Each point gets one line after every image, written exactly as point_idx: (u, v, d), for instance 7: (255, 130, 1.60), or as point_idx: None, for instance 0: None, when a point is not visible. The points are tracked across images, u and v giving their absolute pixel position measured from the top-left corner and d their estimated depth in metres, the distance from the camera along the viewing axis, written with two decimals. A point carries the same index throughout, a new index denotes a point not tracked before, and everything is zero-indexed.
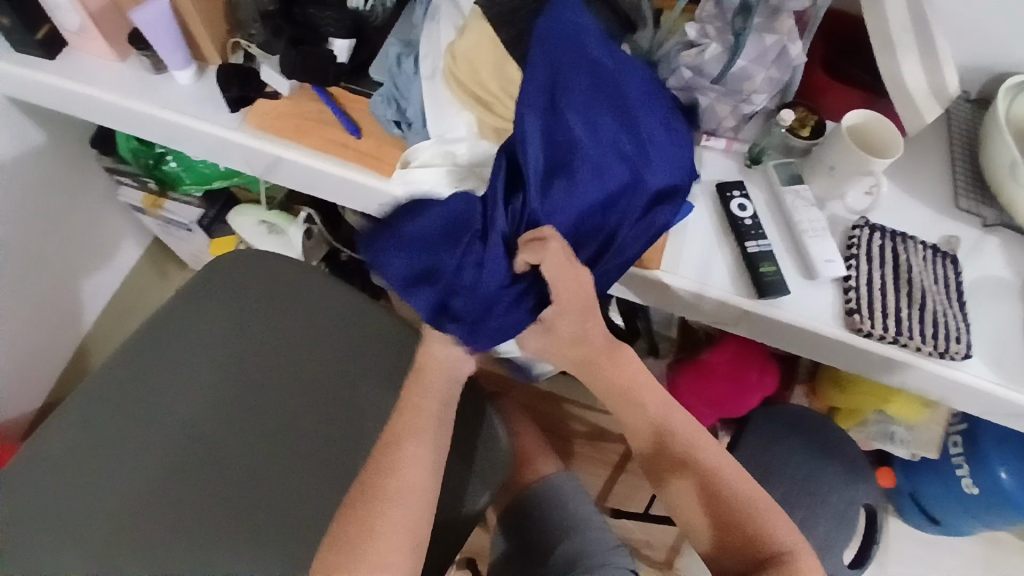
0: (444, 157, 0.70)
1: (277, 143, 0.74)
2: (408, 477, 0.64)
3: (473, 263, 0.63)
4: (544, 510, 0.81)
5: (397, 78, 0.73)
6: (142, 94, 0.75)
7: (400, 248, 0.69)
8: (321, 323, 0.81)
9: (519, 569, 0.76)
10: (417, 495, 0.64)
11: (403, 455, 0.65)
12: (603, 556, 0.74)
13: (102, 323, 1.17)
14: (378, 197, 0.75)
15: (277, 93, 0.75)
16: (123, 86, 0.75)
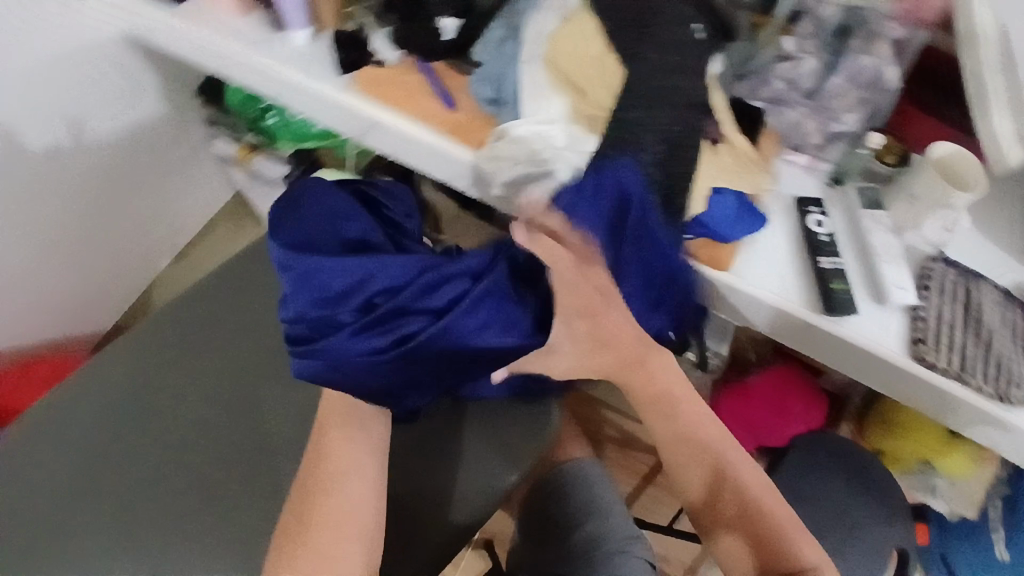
0: (533, 136, 0.71)
1: (376, 107, 0.77)
2: (338, 499, 0.64)
3: (345, 329, 0.65)
4: (569, 490, 0.82)
5: (498, 59, 0.75)
6: (259, 47, 0.80)
7: (307, 273, 0.66)
8: None
9: (539, 545, 0.79)
10: (356, 514, 0.64)
11: (328, 470, 0.66)
12: (622, 544, 0.75)
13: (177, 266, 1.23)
14: (464, 170, 0.76)
15: (383, 61, 0.79)
16: (243, 38, 0.81)
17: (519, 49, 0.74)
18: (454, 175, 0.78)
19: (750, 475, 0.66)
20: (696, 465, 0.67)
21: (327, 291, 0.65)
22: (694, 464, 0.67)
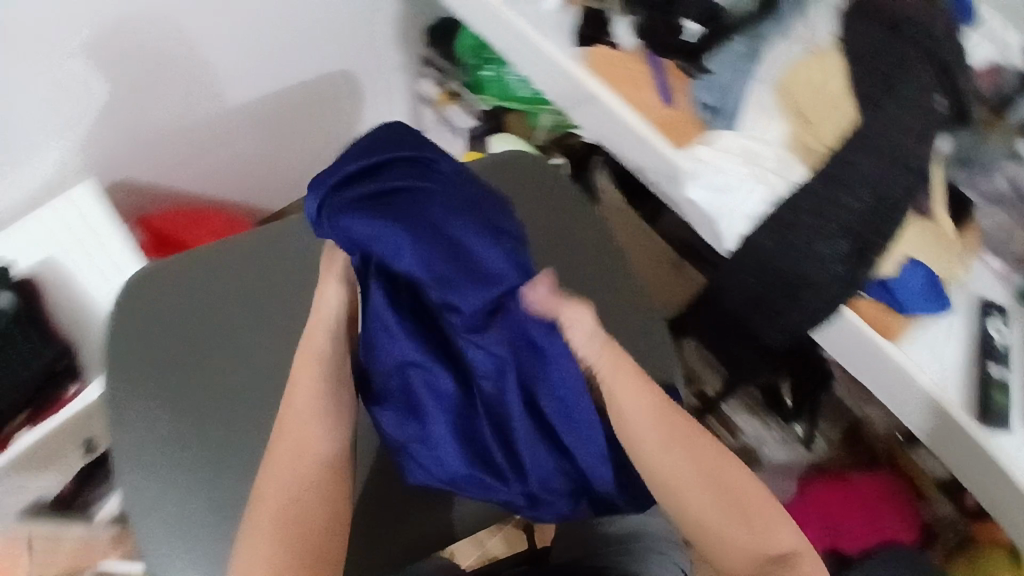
0: (744, 152, 0.71)
1: (594, 81, 0.77)
2: (320, 483, 0.54)
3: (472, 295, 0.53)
4: None
5: (731, 72, 0.73)
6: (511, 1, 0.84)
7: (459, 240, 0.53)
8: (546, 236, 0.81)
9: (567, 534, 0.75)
10: (313, 499, 0.54)
11: (284, 445, 0.55)
12: (659, 543, 0.71)
13: None
14: (658, 164, 0.75)
15: (618, 45, 0.79)
16: None
17: (756, 69, 0.73)
18: (645, 167, 0.77)
19: (742, 480, 0.55)
20: (697, 477, 0.54)
21: (387, 324, 0.57)
22: (682, 470, 0.54)
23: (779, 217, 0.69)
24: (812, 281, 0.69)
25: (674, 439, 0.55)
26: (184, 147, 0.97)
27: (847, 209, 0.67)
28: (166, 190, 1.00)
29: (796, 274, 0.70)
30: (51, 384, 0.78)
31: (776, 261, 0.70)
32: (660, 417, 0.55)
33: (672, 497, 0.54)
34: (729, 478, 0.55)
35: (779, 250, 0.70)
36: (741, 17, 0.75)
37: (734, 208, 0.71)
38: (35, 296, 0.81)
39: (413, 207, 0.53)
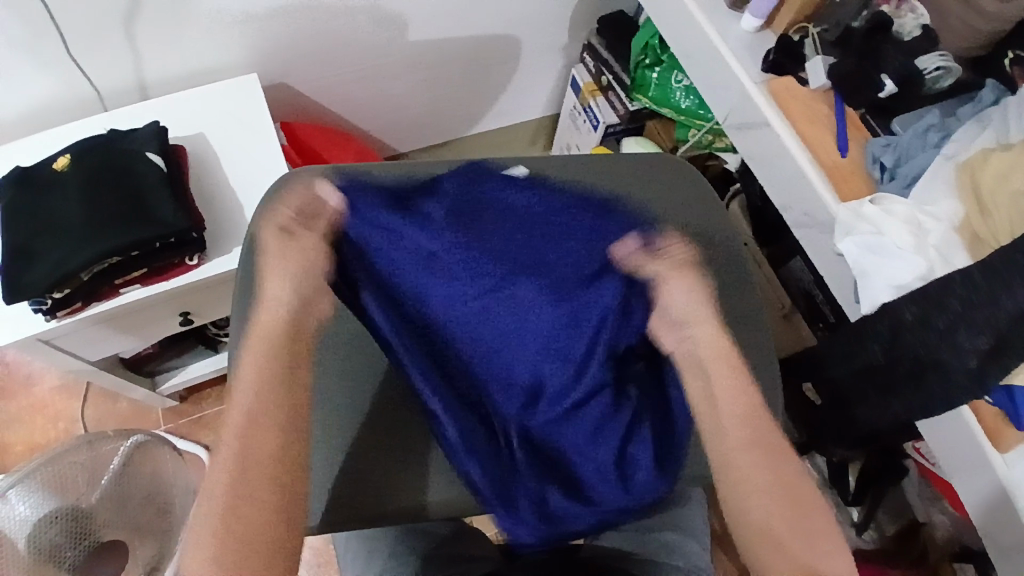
0: (908, 221, 0.69)
1: (774, 112, 0.79)
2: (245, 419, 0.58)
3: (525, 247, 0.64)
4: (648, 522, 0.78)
5: (914, 138, 0.72)
6: (712, 16, 0.86)
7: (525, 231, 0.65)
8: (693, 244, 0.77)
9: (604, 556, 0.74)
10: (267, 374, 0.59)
11: (275, 321, 0.62)
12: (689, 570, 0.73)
13: (475, 138, 1.30)
14: (815, 208, 0.76)
15: (805, 82, 0.80)
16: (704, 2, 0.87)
17: (943, 144, 0.70)
18: (800, 207, 0.79)
19: (787, 490, 0.60)
20: (763, 470, 0.60)
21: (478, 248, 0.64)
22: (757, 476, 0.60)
23: (927, 289, 0.64)
24: (944, 367, 0.64)
25: (746, 415, 0.63)
26: (348, 72, 1.02)
27: (1003, 307, 0.58)
28: (319, 104, 1.06)
29: (923, 354, 0.66)
30: (174, 251, 0.79)
31: (910, 337, 0.66)
32: (744, 397, 0.64)
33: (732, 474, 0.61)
34: (789, 480, 0.60)
35: (919, 327, 0.65)
36: (931, 94, 0.74)
37: (881, 275, 0.69)
38: (181, 162, 0.84)
39: (512, 213, 0.63)
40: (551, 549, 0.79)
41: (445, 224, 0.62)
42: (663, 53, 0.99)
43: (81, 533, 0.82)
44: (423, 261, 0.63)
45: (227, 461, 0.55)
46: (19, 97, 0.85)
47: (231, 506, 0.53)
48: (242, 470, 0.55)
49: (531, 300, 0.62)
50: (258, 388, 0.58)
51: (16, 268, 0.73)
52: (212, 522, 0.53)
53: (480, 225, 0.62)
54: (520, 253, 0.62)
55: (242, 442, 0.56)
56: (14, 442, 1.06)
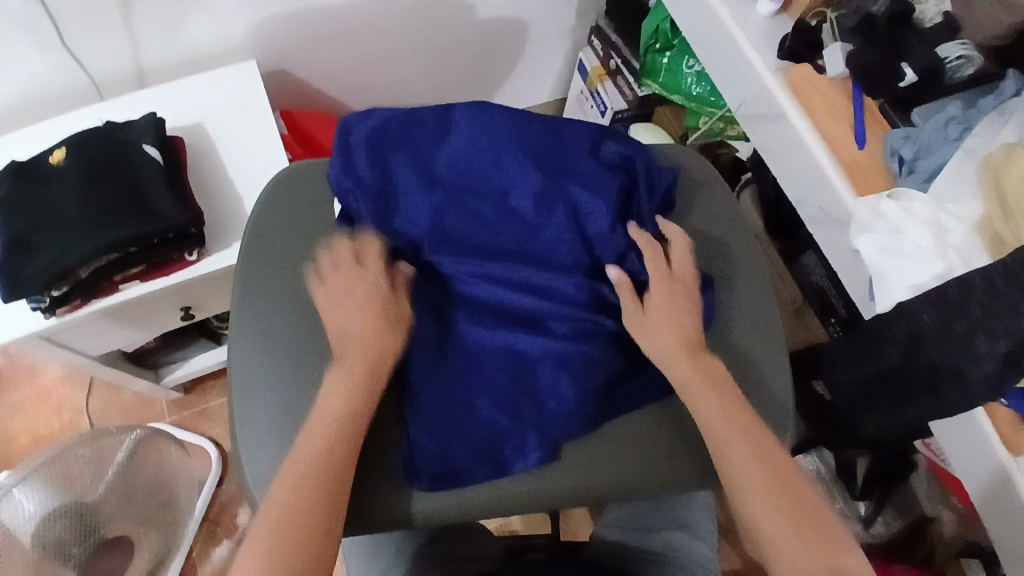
0: (929, 220, 0.67)
1: (791, 102, 0.77)
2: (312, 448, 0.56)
3: (508, 165, 0.65)
4: (653, 519, 0.77)
5: (934, 131, 0.70)
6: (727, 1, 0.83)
7: (513, 157, 0.65)
8: (711, 240, 0.74)
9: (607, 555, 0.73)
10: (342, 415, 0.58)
11: (355, 360, 0.60)
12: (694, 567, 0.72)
13: None
14: (832, 203, 0.74)
15: (823, 70, 0.78)
16: None
17: (964, 138, 0.68)
18: (815, 202, 0.77)
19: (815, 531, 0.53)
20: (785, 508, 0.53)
21: (472, 163, 0.66)
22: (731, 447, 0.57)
23: (946, 293, 0.62)
24: (959, 371, 0.62)
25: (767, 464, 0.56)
26: (349, 57, 0.99)
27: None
28: (320, 90, 1.03)
29: (939, 361, 0.64)
30: (172, 246, 0.77)
31: (928, 342, 0.64)
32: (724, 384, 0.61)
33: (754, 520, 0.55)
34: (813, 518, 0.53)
35: (935, 330, 0.63)
36: (953, 85, 0.71)
37: (899, 275, 0.67)
38: (179, 153, 0.82)
39: (513, 141, 0.65)
40: (557, 547, 0.78)
41: (452, 167, 0.66)
42: (676, 37, 0.97)
43: (86, 527, 0.83)
44: (424, 199, 0.65)
45: (305, 467, 0.54)
46: (14, 86, 0.83)
47: (315, 526, 0.52)
48: (324, 484, 0.54)
49: (532, 217, 0.65)
50: (338, 424, 0.57)
51: (12, 265, 0.72)
52: (285, 540, 0.51)
53: (482, 160, 0.66)
54: (526, 180, 0.65)
55: (322, 452, 0.55)
56: (20, 432, 1.07)
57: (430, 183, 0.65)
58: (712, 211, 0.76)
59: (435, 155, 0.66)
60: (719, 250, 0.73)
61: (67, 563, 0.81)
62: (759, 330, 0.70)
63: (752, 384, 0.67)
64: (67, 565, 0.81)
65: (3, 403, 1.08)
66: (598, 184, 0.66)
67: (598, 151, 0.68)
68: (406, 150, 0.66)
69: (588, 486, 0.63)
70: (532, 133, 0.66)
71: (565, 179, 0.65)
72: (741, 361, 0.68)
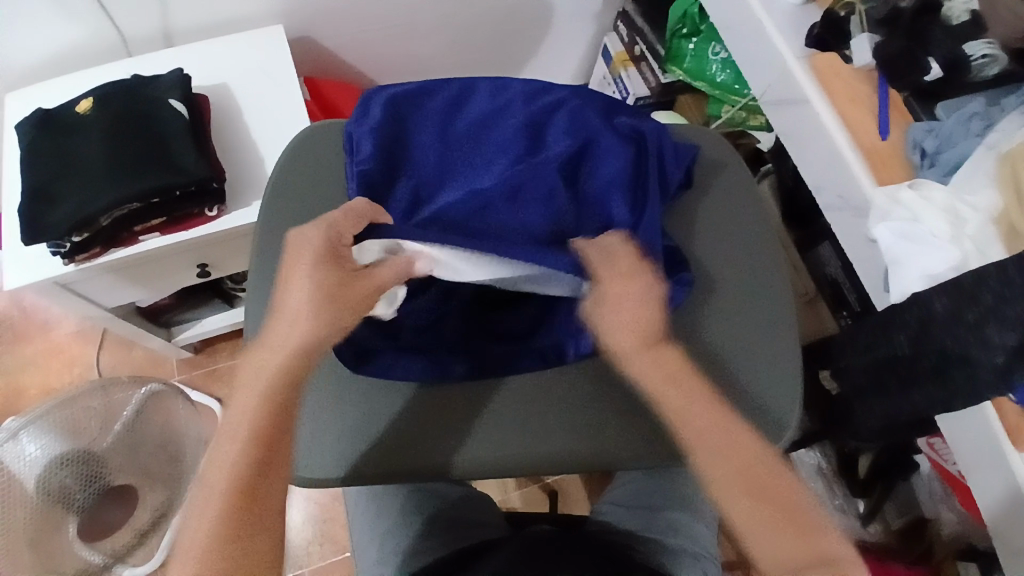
0: (947, 208, 0.66)
1: (815, 90, 0.77)
2: (230, 425, 0.54)
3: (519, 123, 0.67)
4: (654, 499, 0.77)
5: (957, 123, 0.69)
6: None
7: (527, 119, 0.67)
8: (728, 226, 0.74)
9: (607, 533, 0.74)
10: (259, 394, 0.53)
11: (280, 333, 0.54)
12: (693, 548, 0.72)
13: None
14: (851, 192, 0.74)
15: (848, 59, 0.77)
16: None
17: (986, 133, 0.67)
18: (834, 189, 0.77)
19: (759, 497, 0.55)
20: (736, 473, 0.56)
21: (486, 122, 0.68)
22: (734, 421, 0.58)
23: (961, 282, 0.62)
24: (970, 361, 0.62)
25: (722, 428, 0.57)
26: (374, 28, 1.00)
27: None
28: (343, 60, 1.04)
29: (951, 349, 0.64)
30: (193, 201, 0.78)
31: (941, 330, 0.64)
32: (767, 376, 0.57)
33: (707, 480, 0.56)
34: (757, 472, 0.56)
35: (949, 319, 0.63)
36: (977, 83, 0.71)
37: (913, 263, 0.67)
38: (204, 111, 0.83)
39: (526, 108, 0.68)
40: (557, 521, 0.78)
41: (466, 127, 0.68)
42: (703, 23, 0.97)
43: (90, 474, 0.85)
44: (434, 154, 0.67)
45: (232, 455, 0.52)
46: (45, 39, 0.85)
47: (249, 458, 0.52)
48: (257, 449, 0.53)
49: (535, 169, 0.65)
50: (265, 393, 0.53)
51: (36, 210, 0.73)
52: (223, 503, 0.51)
53: (496, 123, 0.68)
54: (536, 141, 0.66)
55: (254, 434, 0.53)
56: (30, 385, 1.08)
57: (443, 137, 0.68)
58: (730, 194, 0.76)
59: (452, 115, 0.69)
60: (733, 236, 0.73)
61: (69, 508, 0.84)
62: (770, 312, 0.70)
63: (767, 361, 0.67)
64: (70, 509, 0.84)
65: (16, 355, 1.10)
66: (607, 147, 0.66)
67: (616, 120, 0.69)
68: (427, 112, 0.70)
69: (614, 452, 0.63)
70: (552, 100, 0.69)
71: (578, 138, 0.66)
72: (750, 339, 0.68)
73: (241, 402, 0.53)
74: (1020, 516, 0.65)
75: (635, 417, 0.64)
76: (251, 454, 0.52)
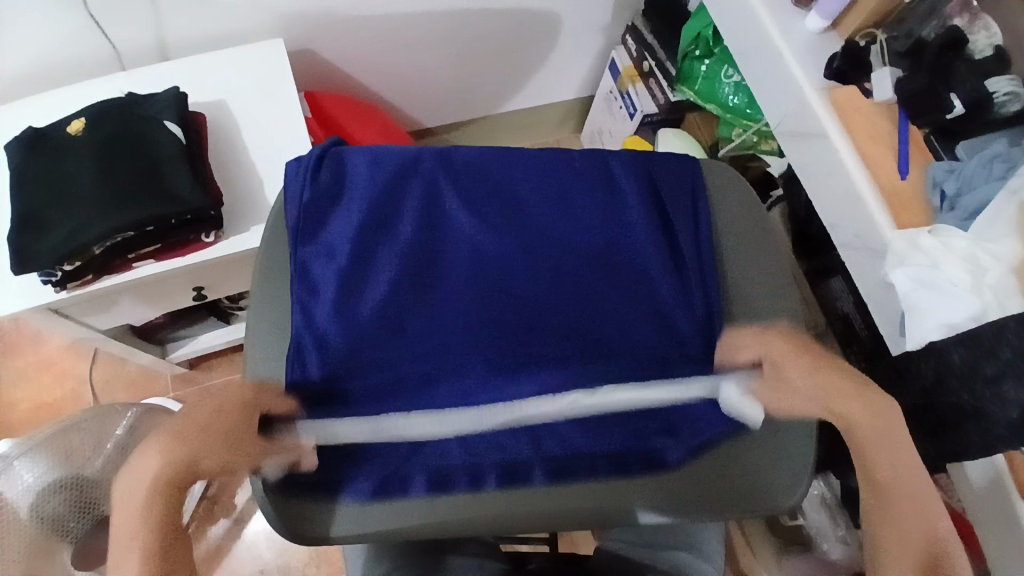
0: (966, 258, 0.64)
1: (835, 125, 0.75)
2: (127, 505, 0.47)
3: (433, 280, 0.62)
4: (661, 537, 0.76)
5: (978, 166, 0.67)
6: (774, 15, 0.81)
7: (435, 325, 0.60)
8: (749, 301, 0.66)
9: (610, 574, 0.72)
10: (166, 456, 0.48)
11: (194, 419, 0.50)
12: None
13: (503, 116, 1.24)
14: (869, 234, 0.73)
15: (868, 94, 0.76)
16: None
17: (1008, 176, 0.65)
18: (851, 228, 0.75)
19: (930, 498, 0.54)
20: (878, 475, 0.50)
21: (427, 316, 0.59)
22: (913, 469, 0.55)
23: (980, 333, 0.61)
24: (985, 416, 0.61)
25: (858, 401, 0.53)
26: (375, 42, 0.97)
27: None
28: (344, 73, 1.01)
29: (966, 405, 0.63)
30: (190, 228, 0.75)
31: (956, 381, 0.63)
32: None
33: (875, 467, 0.56)
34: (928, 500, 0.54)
35: (965, 371, 0.62)
36: (998, 119, 0.69)
37: (932, 313, 0.65)
38: (200, 131, 0.80)
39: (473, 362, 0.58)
40: (560, 559, 0.77)
41: (422, 312, 0.60)
42: (717, 43, 0.95)
43: (85, 502, 0.84)
44: (398, 265, 0.61)
45: (138, 549, 0.45)
46: (34, 53, 0.81)
47: (163, 522, 0.46)
48: (160, 531, 0.46)
49: (539, 198, 0.64)
50: (165, 473, 0.47)
51: (24, 241, 0.70)
52: None
53: (459, 320, 0.59)
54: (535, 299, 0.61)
55: (151, 511, 0.46)
56: (20, 399, 1.06)
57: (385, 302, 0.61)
58: None
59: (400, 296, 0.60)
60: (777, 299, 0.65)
61: (65, 538, 0.82)
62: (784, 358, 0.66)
63: (798, 438, 0.59)
64: (65, 539, 0.82)
65: (4, 367, 1.08)
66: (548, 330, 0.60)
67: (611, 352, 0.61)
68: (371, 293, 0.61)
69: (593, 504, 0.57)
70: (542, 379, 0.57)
71: (587, 283, 0.62)
72: (789, 441, 0.59)
73: (142, 477, 0.47)
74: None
75: (572, 480, 0.57)
76: (160, 541, 0.46)
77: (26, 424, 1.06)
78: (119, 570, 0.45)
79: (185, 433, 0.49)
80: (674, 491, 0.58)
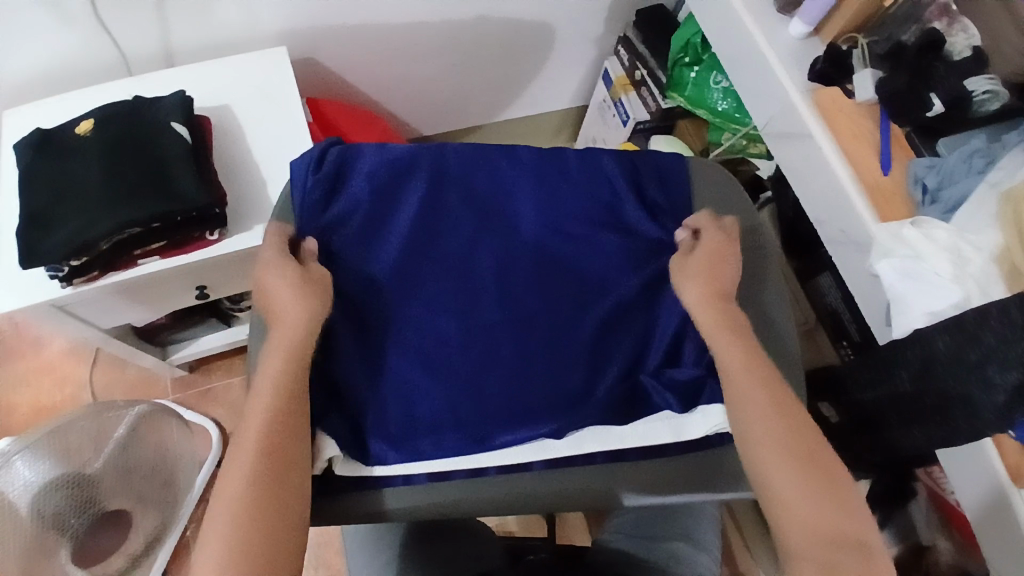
0: (949, 249, 0.67)
1: (819, 124, 0.78)
2: (249, 425, 0.51)
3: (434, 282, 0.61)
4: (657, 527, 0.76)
5: (958, 161, 0.70)
6: (760, 21, 0.85)
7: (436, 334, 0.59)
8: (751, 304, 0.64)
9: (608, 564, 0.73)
10: (278, 369, 0.53)
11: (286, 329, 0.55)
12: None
13: (501, 127, 1.28)
14: (855, 229, 0.75)
15: (851, 94, 0.79)
16: (754, 7, 0.85)
17: (988, 170, 0.68)
18: (837, 223, 0.78)
19: None
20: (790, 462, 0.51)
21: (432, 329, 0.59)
22: None
23: (963, 320, 0.61)
24: (972, 403, 0.61)
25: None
26: (376, 50, 1.00)
27: None
28: (345, 81, 1.04)
29: (952, 393, 0.63)
30: (194, 226, 0.77)
31: (943, 370, 0.63)
32: None
33: None
34: None
35: (950, 360, 0.62)
36: (977, 118, 0.72)
37: (916, 301, 0.67)
38: (205, 133, 0.82)
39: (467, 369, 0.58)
40: (557, 551, 0.78)
41: (419, 308, 0.60)
42: (706, 51, 0.98)
43: (83, 500, 0.84)
44: (404, 269, 0.61)
45: (247, 466, 0.48)
46: (46, 59, 0.84)
47: (271, 445, 0.50)
48: (282, 433, 0.51)
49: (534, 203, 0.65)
50: (275, 399, 0.52)
51: (32, 237, 0.72)
52: (252, 506, 0.47)
53: (456, 325, 0.59)
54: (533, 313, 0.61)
55: (267, 433, 0.50)
56: (20, 403, 1.07)
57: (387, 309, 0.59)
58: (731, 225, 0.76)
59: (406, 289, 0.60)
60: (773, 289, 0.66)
61: (62, 534, 0.83)
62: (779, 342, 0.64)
63: None
64: (64, 536, 0.84)
65: (6, 370, 1.09)
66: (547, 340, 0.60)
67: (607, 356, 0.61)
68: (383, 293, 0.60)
69: (601, 488, 0.58)
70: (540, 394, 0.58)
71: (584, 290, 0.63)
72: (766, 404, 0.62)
73: (267, 388, 0.52)
74: (1016, 554, 0.66)
75: (569, 463, 0.58)
76: (276, 445, 0.50)
77: (26, 427, 1.07)
78: (242, 480, 0.48)
79: (284, 349, 0.54)
80: (664, 477, 0.58)
